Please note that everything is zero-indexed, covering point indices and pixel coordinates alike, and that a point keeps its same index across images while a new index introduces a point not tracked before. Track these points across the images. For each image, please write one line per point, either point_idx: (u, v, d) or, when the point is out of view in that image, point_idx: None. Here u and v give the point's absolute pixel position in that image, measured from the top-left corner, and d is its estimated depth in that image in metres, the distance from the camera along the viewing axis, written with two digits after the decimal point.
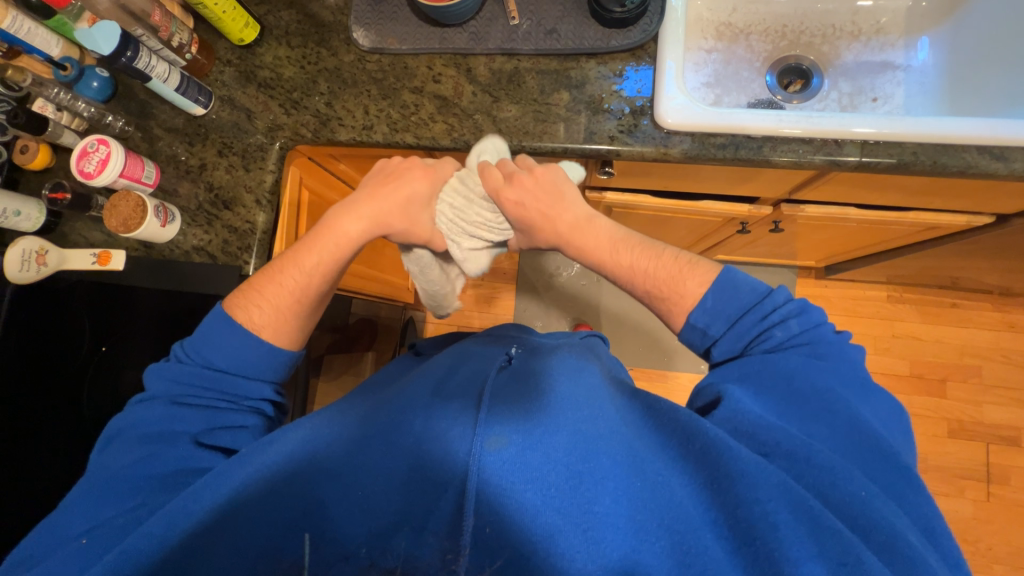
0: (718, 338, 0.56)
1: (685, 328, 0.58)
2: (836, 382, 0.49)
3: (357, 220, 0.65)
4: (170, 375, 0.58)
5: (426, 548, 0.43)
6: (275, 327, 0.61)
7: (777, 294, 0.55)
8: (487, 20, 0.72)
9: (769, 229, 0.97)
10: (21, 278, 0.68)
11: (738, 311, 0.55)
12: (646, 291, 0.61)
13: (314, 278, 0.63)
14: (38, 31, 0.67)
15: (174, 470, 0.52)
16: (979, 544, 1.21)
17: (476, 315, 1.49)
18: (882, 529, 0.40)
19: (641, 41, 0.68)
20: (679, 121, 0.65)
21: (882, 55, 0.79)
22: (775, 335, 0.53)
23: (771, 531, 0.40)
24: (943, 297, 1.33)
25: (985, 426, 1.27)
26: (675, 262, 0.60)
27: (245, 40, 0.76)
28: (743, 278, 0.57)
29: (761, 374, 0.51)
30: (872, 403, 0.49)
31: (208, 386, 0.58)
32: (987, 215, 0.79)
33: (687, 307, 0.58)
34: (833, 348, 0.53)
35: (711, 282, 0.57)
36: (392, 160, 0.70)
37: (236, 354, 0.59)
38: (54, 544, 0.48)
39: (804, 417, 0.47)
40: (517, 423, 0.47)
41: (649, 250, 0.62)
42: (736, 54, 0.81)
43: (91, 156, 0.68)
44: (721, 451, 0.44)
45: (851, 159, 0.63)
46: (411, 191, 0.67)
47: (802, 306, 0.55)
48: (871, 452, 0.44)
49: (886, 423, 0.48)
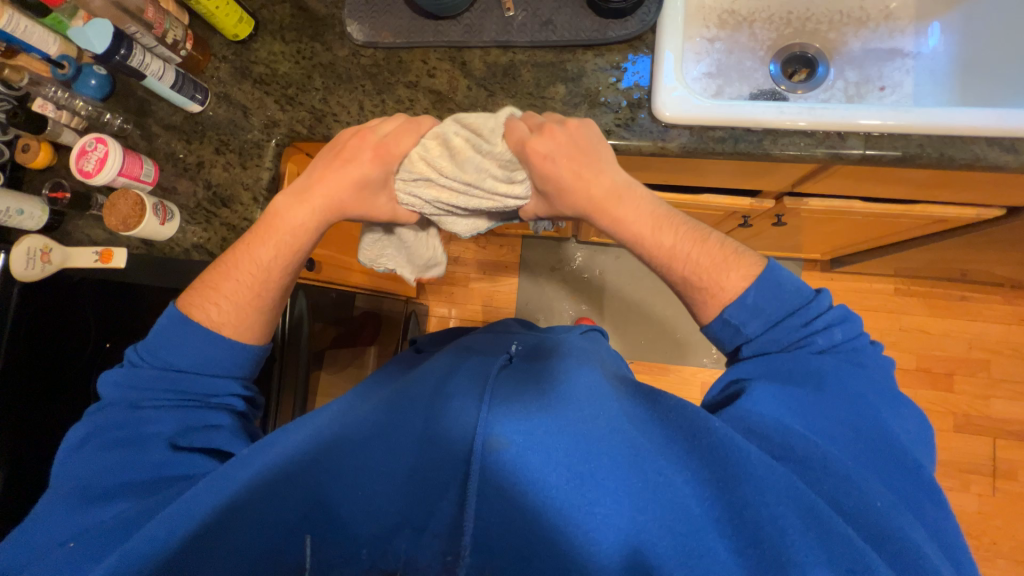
0: (753, 338, 0.53)
1: (717, 322, 0.55)
2: (871, 391, 0.49)
3: (314, 211, 0.62)
4: (129, 380, 0.58)
5: (426, 550, 0.45)
6: (241, 326, 0.61)
7: (820, 299, 0.53)
8: (481, 12, 0.70)
9: (771, 222, 0.96)
10: (26, 275, 0.70)
11: (779, 315, 0.52)
12: (681, 283, 0.57)
13: (274, 267, 0.62)
14: (35, 30, 0.68)
15: (154, 476, 0.53)
16: (983, 538, 1.21)
17: (478, 309, 1.48)
18: (900, 540, 0.40)
19: (639, 31, 0.67)
20: (677, 114, 0.63)
21: (890, 42, 0.77)
22: (817, 341, 0.52)
23: (778, 535, 0.40)
24: (953, 290, 1.31)
25: (992, 420, 1.26)
26: (719, 249, 0.56)
27: (239, 35, 0.75)
28: (788, 276, 0.54)
29: (791, 372, 0.50)
30: (902, 415, 0.48)
31: (170, 387, 0.58)
32: (996, 207, 0.77)
33: (723, 302, 0.55)
34: (868, 359, 0.52)
35: (755, 279, 0.54)
36: (343, 135, 0.63)
37: (193, 351, 0.59)
38: (48, 542, 0.48)
39: (833, 416, 0.47)
40: (520, 418, 0.47)
41: (692, 236, 0.57)
42: (740, 43, 0.79)
43: (89, 154, 0.68)
44: (732, 452, 0.44)
45: (854, 152, 0.62)
46: (359, 175, 0.60)
47: (843, 314, 0.53)
48: (894, 465, 0.45)
49: (914, 436, 0.48)
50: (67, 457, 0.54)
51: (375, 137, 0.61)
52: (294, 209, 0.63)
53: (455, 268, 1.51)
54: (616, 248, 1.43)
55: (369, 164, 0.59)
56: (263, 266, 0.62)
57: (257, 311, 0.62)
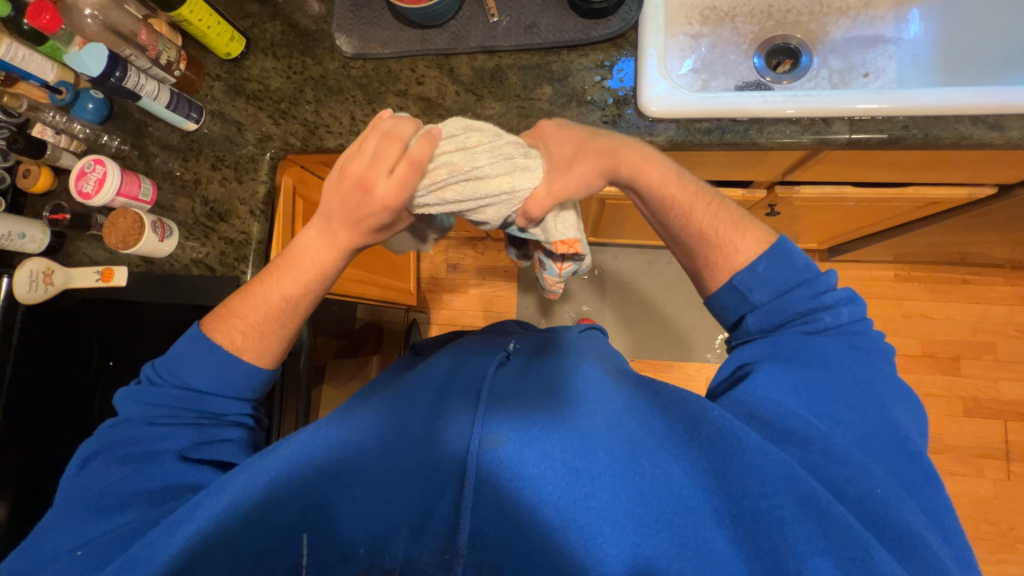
0: (760, 306, 0.55)
1: (726, 287, 0.57)
2: (874, 375, 0.48)
3: (334, 248, 0.59)
4: (145, 398, 0.59)
5: (425, 549, 0.44)
6: (266, 353, 0.62)
7: (828, 277, 0.54)
8: (467, 19, 0.72)
9: (765, 213, 0.96)
10: (28, 298, 0.71)
11: (788, 285, 0.54)
12: (697, 239, 0.60)
13: (300, 308, 0.61)
14: (33, 58, 0.69)
15: (162, 487, 0.53)
16: (1001, 524, 1.19)
17: (479, 315, 1.49)
18: (900, 526, 0.40)
19: (622, 30, 0.68)
20: (663, 108, 0.64)
21: (871, 29, 0.78)
22: (823, 318, 0.52)
23: (775, 524, 0.41)
24: (953, 273, 1.30)
25: (1002, 403, 1.24)
26: (732, 216, 0.59)
27: (232, 53, 0.77)
28: (798, 254, 0.56)
29: (797, 354, 0.50)
30: (903, 402, 0.48)
31: (183, 405, 0.58)
32: (988, 186, 0.77)
33: (738, 260, 0.57)
34: (871, 343, 0.52)
35: (767, 245, 0.56)
36: (347, 183, 0.55)
37: (210, 372, 0.59)
38: (50, 554, 0.48)
39: (834, 399, 0.47)
40: (513, 416, 0.48)
41: (707, 198, 0.60)
42: (723, 37, 0.80)
43: (89, 176, 0.70)
44: (733, 439, 0.45)
45: (840, 137, 0.62)
46: (373, 223, 0.56)
47: (851, 295, 0.54)
48: (894, 451, 0.45)
49: (914, 424, 0.48)
50: (77, 474, 0.54)
51: (380, 189, 0.53)
52: (317, 244, 0.60)
53: (455, 275, 1.51)
54: (614, 248, 1.43)
55: (382, 211, 0.55)
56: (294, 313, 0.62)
57: (283, 339, 0.62)
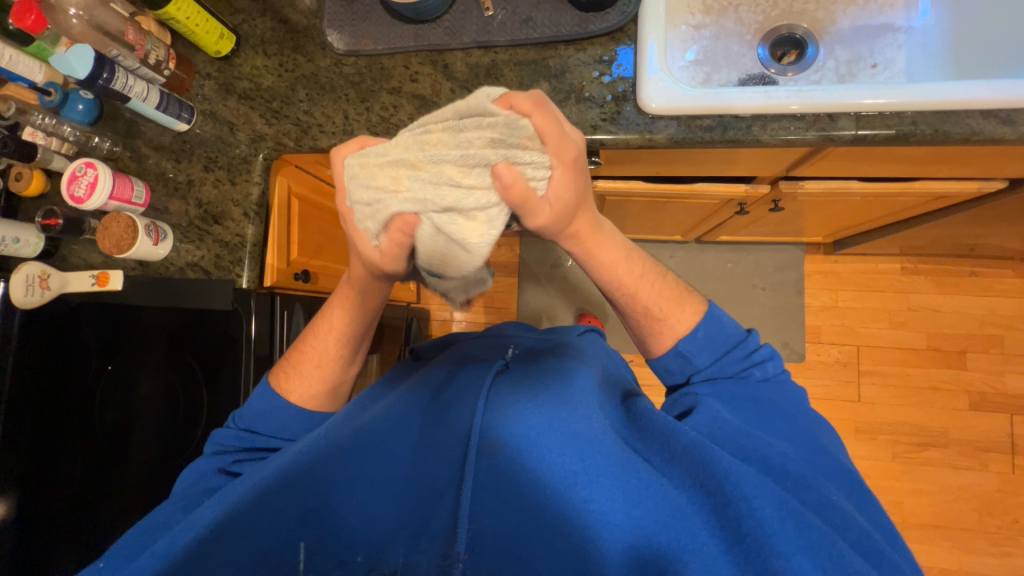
0: (702, 369, 0.54)
1: (670, 354, 0.55)
2: (795, 408, 0.51)
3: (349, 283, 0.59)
4: (214, 440, 0.61)
5: (423, 556, 0.44)
6: (316, 392, 0.63)
7: (753, 336, 0.56)
8: (461, 13, 0.70)
9: (769, 209, 0.95)
10: (26, 303, 0.70)
11: (723, 348, 0.54)
12: (642, 315, 0.56)
13: (330, 342, 0.63)
14: (20, 59, 0.68)
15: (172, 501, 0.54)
16: (1004, 517, 1.19)
17: (480, 310, 1.48)
18: (859, 531, 0.41)
19: (620, 23, 0.66)
20: (663, 105, 0.62)
21: (881, 18, 0.74)
22: (755, 373, 0.53)
23: (760, 527, 0.40)
24: (962, 266, 1.28)
25: (1008, 397, 1.23)
26: (671, 289, 0.57)
27: (221, 51, 0.75)
28: (727, 317, 0.56)
29: (733, 397, 0.52)
30: (823, 428, 0.51)
31: (247, 445, 0.60)
32: (999, 181, 0.75)
33: (678, 334, 0.55)
34: (795, 391, 0.54)
35: (703, 315, 0.56)
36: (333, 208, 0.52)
37: (268, 414, 0.61)
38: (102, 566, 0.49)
39: (777, 429, 0.49)
40: (517, 418, 0.47)
41: (654, 272, 0.56)
42: (727, 28, 0.77)
43: (81, 179, 0.69)
44: (703, 454, 0.44)
45: (846, 133, 0.60)
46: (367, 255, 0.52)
47: (773, 350, 0.56)
48: (835, 468, 0.47)
49: (836, 447, 0.51)
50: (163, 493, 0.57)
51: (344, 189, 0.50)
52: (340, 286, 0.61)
53: None
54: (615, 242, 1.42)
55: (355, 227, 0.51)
56: (325, 345, 0.63)
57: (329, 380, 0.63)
